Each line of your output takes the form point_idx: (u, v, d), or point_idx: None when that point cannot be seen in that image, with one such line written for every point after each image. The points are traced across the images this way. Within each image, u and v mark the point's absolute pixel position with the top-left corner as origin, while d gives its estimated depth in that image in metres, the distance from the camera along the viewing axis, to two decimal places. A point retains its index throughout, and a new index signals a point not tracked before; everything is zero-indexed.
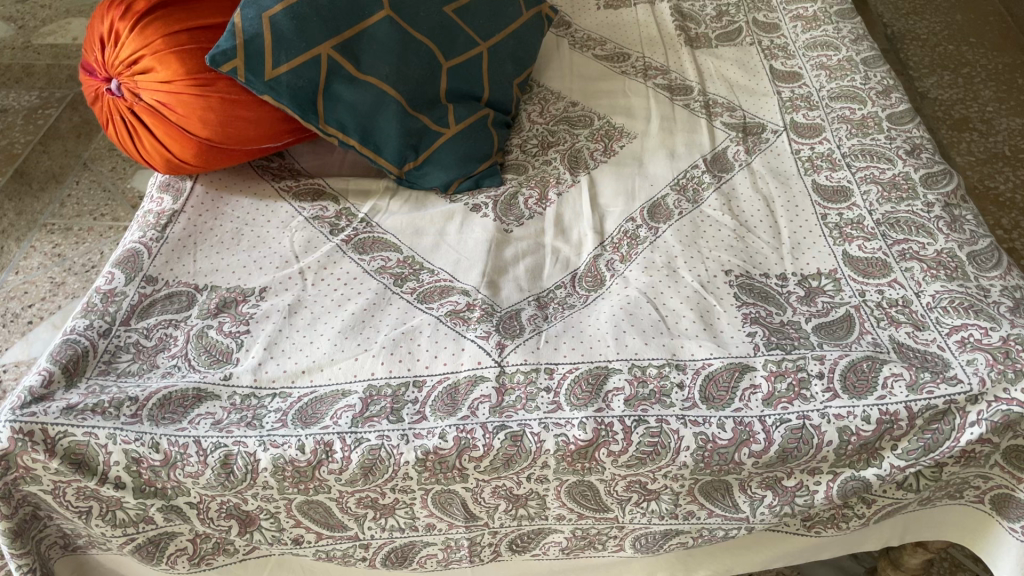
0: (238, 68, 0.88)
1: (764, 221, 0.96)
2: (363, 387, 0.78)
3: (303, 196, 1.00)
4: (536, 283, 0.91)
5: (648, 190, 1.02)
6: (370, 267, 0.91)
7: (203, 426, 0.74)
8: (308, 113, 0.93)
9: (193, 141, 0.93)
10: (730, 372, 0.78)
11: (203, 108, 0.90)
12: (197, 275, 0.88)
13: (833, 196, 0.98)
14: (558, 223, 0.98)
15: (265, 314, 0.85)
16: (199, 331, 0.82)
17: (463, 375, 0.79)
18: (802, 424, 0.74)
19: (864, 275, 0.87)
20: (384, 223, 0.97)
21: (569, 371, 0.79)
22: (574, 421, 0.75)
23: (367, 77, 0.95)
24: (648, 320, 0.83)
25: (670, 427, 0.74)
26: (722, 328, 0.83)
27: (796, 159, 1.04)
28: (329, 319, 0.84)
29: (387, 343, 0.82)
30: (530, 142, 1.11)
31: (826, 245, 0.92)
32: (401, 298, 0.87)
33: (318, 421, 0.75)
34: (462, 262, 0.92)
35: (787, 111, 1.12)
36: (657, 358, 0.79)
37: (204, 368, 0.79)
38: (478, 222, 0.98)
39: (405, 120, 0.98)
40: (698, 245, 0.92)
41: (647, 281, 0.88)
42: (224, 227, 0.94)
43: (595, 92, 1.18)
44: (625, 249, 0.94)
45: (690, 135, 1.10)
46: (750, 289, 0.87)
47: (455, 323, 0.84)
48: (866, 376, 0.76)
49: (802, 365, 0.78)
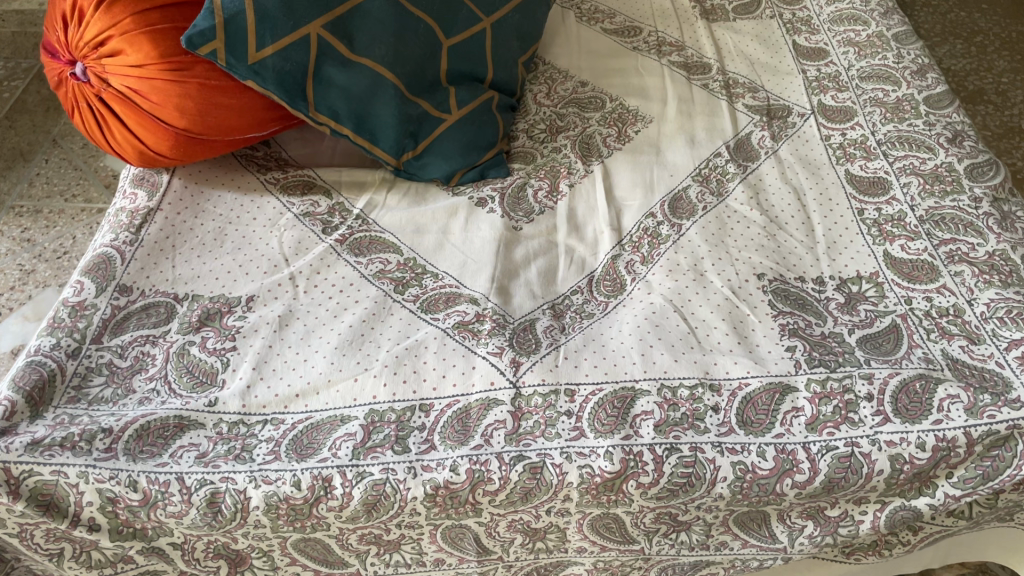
0: (218, 50, 0.78)
1: (795, 216, 0.88)
2: (364, 412, 0.70)
3: (292, 190, 0.91)
4: (550, 288, 0.83)
5: (668, 181, 0.94)
6: (368, 271, 0.83)
7: (187, 460, 0.66)
8: (297, 100, 0.85)
9: (168, 132, 0.84)
10: (769, 394, 0.71)
11: (179, 95, 0.81)
12: (177, 283, 0.79)
13: (869, 188, 0.90)
14: (572, 219, 0.90)
15: (252, 327, 0.76)
16: (179, 349, 0.74)
17: (474, 398, 0.71)
18: (850, 452, 0.68)
19: (909, 279, 0.80)
20: (382, 220, 0.89)
21: (593, 393, 0.71)
22: (600, 450, 0.68)
23: (361, 58, 0.86)
24: (677, 332, 0.76)
25: (705, 456, 0.68)
26: (759, 342, 0.75)
27: (827, 146, 0.97)
28: (324, 333, 0.76)
29: (389, 360, 0.74)
30: (538, 127, 1.02)
31: (864, 244, 0.84)
32: (403, 308, 0.79)
33: (316, 452, 0.67)
34: (469, 265, 0.84)
35: (814, 93, 1.04)
36: (689, 378, 0.72)
37: (186, 392, 0.71)
38: (484, 219, 0.89)
39: (404, 105, 0.90)
40: (725, 245, 0.85)
41: (673, 286, 0.81)
42: (206, 226, 0.85)
43: (606, 70, 1.10)
44: (646, 248, 0.86)
45: (711, 120, 1.01)
46: (786, 296, 0.79)
47: (463, 337, 0.76)
48: (920, 398, 0.69)
49: (849, 386, 0.71)
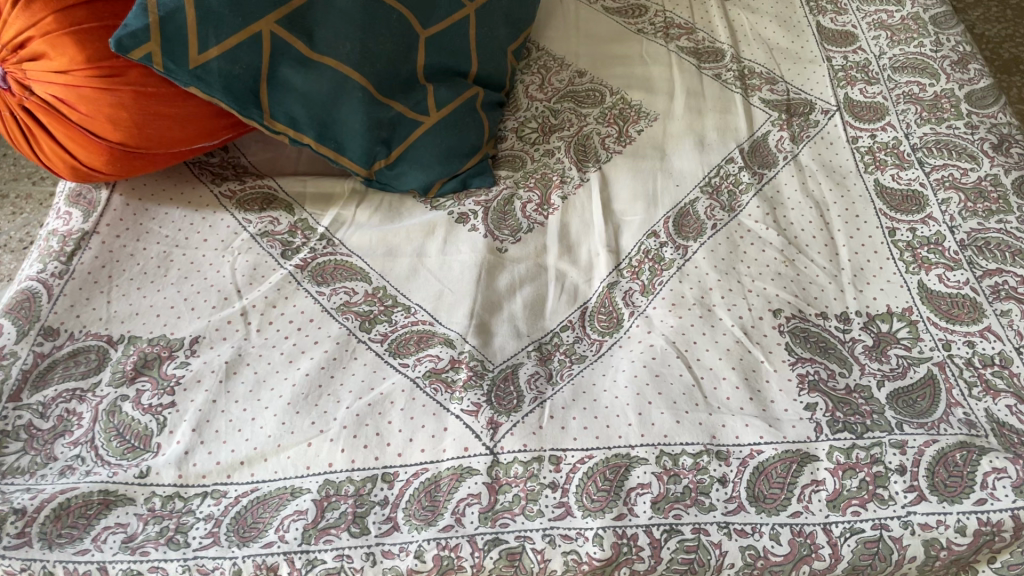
0: (153, 53, 0.68)
1: (817, 237, 0.78)
2: (319, 484, 0.61)
3: (248, 205, 0.81)
4: (537, 323, 0.73)
5: (673, 193, 0.83)
6: (331, 303, 0.73)
7: (111, 546, 0.58)
8: (249, 107, 0.74)
9: (102, 145, 0.73)
10: (785, 465, 0.61)
11: (111, 106, 0.70)
12: (112, 323, 0.70)
13: (902, 204, 0.80)
14: (563, 238, 0.80)
15: (195, 376, 0.67)
16: (110, 405, 0.65)
17: (445, 467, 0.62)
18: (879, 535, 0.58)
19: (948, 318, 0.70)
20: (349, 241, 0.79)
21: (582, 462, 0.62)
22: (588, 533, 0.59)
23: (323, 58, 0.75)
24: (679, 385, 0.66)
25: (710, 540, 0.58)
26: (773, 398, 0.65)
27: (854, 150, 0.86)
28: (275, 383, 0.67)
29: (348, 420, 0.64)
30: (528, 126, 0.92)
31: (895, 272, 0.74)
32: (369, 350, 0.70)
33: (260, 535, 0.59)
34: (446, 297, 0.74)
35: (840, 85, 0.93)
36: (693, 444, 0.62)
37: (115, 460, 0.62)
38: (465, 239, 0.79)
39: (374, 109, 0.79)
40: (737, 273, 0.75)
41: (676, 324, 0.71)
42: (149, 251, 0.75)
43: (607, 58, 0.99)
44: (647, 275, 0.76)
45: (723, 117, 0.90)
46: (805, 339, 0.69)
47: (435, 389, 0.66)
48: (959, 472, 0.60)
49: (878, 457, 0.61)
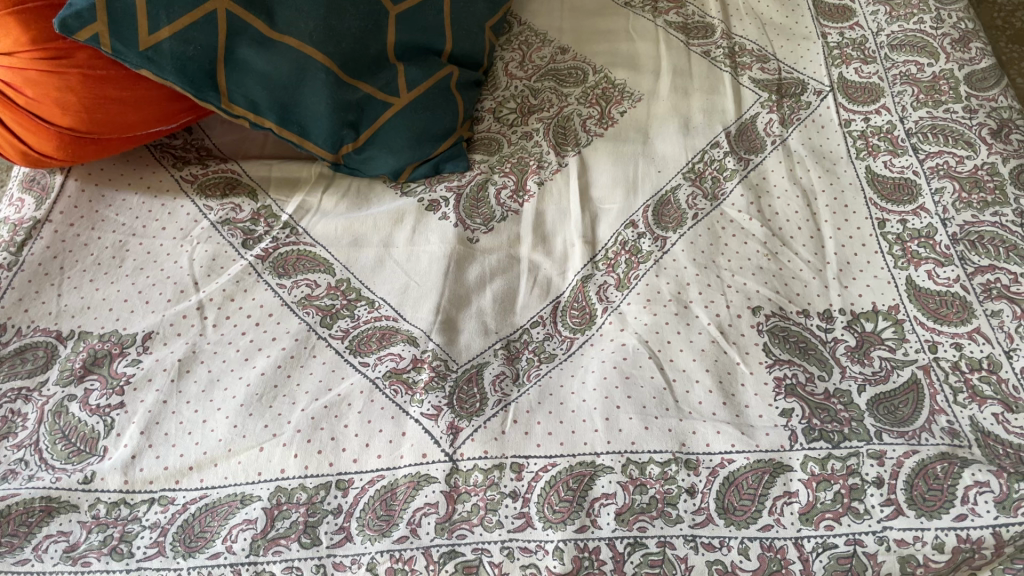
0: (100, 34, 0.64)
1: (802, 228, 0.74)
2: (270, 491, 0.59)
3: (210, 190, 0.78)
4: (507, 318, 0.70)
5: (654, 179, 0.80)
6: (292, 297, 0.70)
7: (52, 556, 0.55)
8: (205, 90, 0.71)
9: (52, 131, 0.70)
10: (757, 476, 0.58)
11: (59, 89, 0.67)
12: (61, 317, 0.67)
13: (893, 193, 0.76)
14: (538, 228, 0.77)
15: (146, 375, 0.64)
16: (57, 406, 0.62)
17: (402, 474, 0.59)
18: (852, 551, 0.55)
19: (936, 319, 0.66)
20: (314, 230, 0.76)
21: (544, 470, 0.59)
22: (548, 546, 0.56)
23: (283, 37, 0.71)
24: (650, 388, 0.63)
25: (675, 554, 0.55)
26: (748, 402, 0.62)
27: (845, 134, 0.82)
28: (230, 383, 0.64)
29: (303, 424, 0.62)
30: (506, 106, 0.88)
31: (883, 266, 0.71)
32: (329, 347, 0.67)
33: (207, 545, 0.56)
34: (412, 290, 0.71)
35: (834, 64, 0.89)
36: (661, 452, 0.60)
37: (60, 465, 0.60)
38: (434, 228, 0.76)
39: (339, 91, 0.75)
40: (717, 267, 0.71)
41: (650, 322, 0.67)
42: (104, 240, 0.73)
43: (591, 34, 0.95)
44: (622, 268, 0.73)
45: (710, 98, 0.86)
46: (785, 339, 0.66)
47: (395, 390, 0.64)
48: (940, 485, 0.57)
49: (854, 468, 0.58)
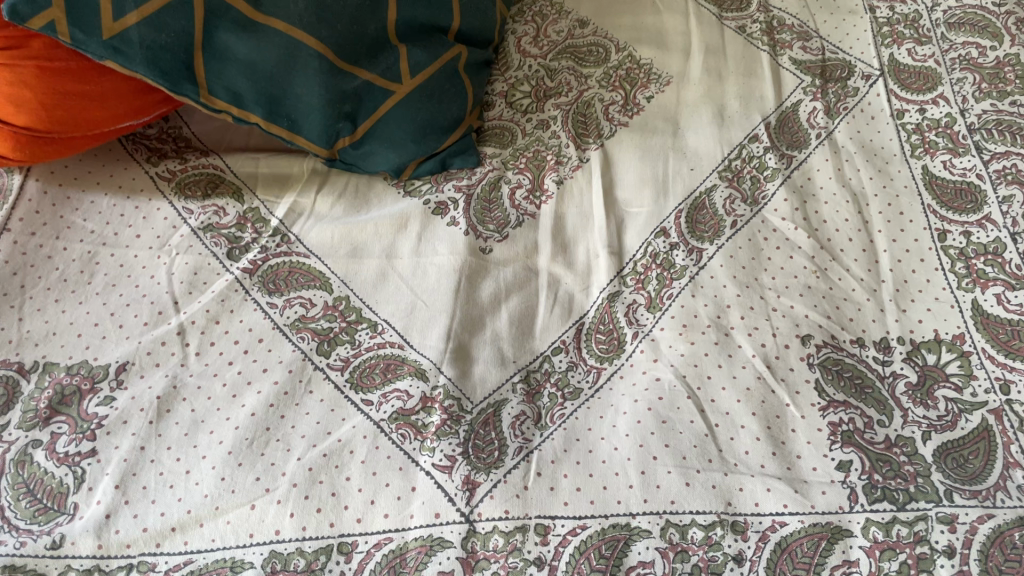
0: (57, 21, 0.55)
1: (854, 240, 0.66)
2: (264, 556, 0.52)
3: (190, 190, 0.70)
4: (526, 342, 0.63)
5: (686, 177, 0.71)
6: (284, 319, 0.63)
7: None
8: (182, 82, 0.62)
9: (4, 130, 0.61)
10: (813, 542, 0.52)
11: (12, 83, 0.58)
12: (23, 345, 0.60)
13: (954, 199, 0.68)
14: (558, 235, 0.69)
15: (121, 417, 0.57)
16: (19, 454, 0.55)
17: (412, 537, 0.52)
18: None
19: (1008, 352, 0.59)
20: (308, 238, 0.68)
21: (573, 533, 0.52)
22: None
23: (270, 20, 0.61)
24: (689, 436, 0.56)
25: None
26: (800, 452, 0.55)
27: (898, 127, 0.74)
28: (216, 426, 0.57)
29: (300, 477, 0.54)
30: (520, 89, 0.80)
31: (945, 287, 0.63)
32: (327, 380, 0.60)
33: None
34: (418, 310, 0.63)
35: (884, 43, 0.80)
36: (705, 513, 0.53)
37: (25, 525, 0.52)
38: (442, 235, 0.68)
39: (336, 79, 0.65)
40: (760, 285, 0.64)
41: (688, 352, 0.60)
42: (70, 252, 0.65)
43: (612, 5, 0.87)
44: (653, 285, 0.65)
45: (747, 82, 0.78)
46: (840, 375, 0.59)
47: (403, 435, 0.57)
48: (1018, 556, 0.50)
49: (921, 535, 0.51)
